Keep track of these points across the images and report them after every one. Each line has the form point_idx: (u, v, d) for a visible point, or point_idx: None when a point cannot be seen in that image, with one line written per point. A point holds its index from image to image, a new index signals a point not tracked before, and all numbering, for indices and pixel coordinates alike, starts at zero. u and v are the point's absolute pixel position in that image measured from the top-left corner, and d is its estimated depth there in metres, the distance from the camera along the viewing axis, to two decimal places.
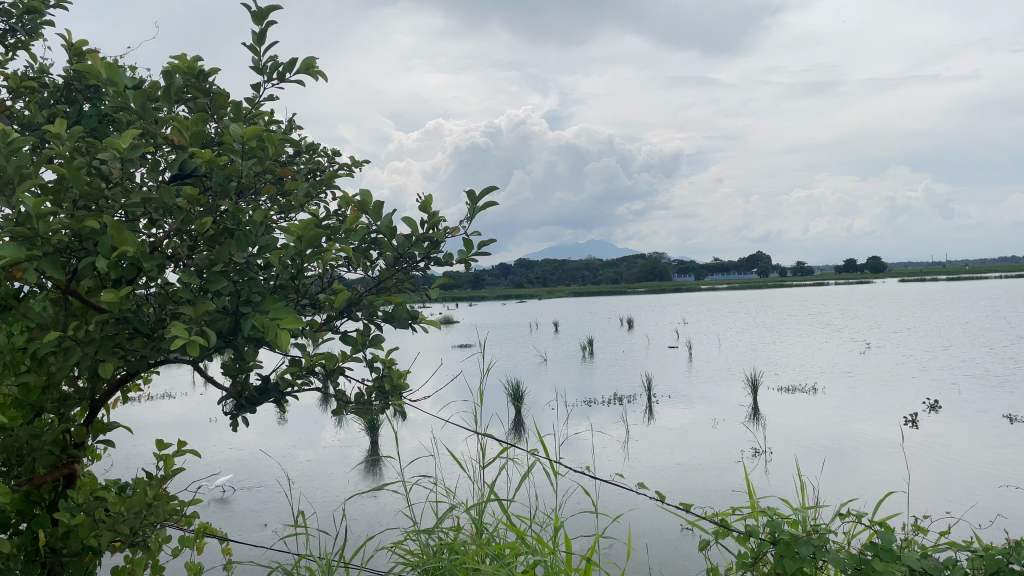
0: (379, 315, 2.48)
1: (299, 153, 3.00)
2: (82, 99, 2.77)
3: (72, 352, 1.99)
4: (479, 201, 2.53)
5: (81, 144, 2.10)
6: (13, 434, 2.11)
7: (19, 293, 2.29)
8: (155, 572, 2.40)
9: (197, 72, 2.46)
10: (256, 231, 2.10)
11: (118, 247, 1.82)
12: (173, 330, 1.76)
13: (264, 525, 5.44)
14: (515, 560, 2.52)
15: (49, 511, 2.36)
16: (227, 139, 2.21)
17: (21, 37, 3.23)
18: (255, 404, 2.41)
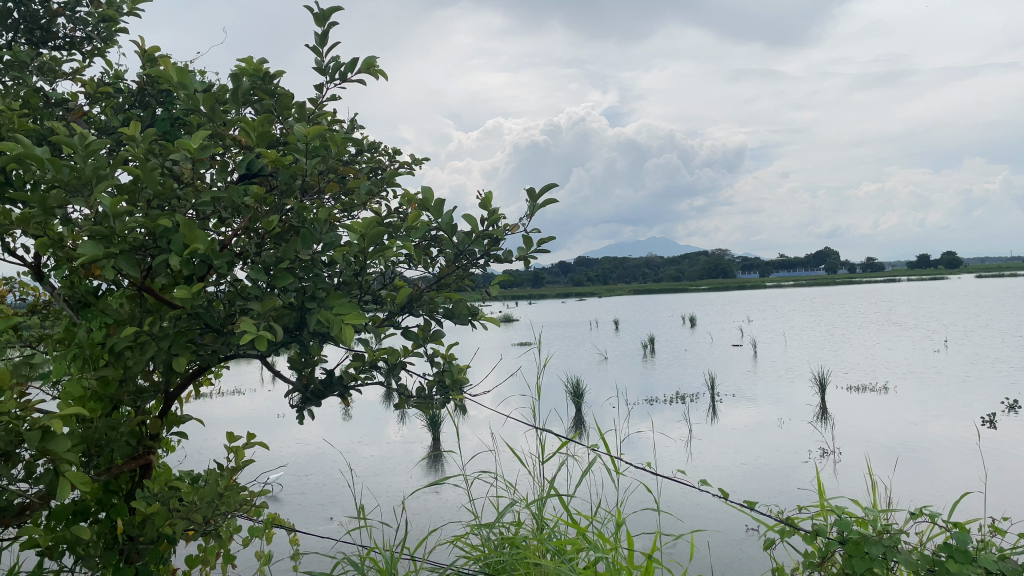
0: (440, 312, 2.50)
1: (360, 152, 3.04)
2: (155, 104, 2.87)
3: (147, 346, 2.07)
4: (539, 198, 2.52)
5: (155, 146, 2.18)
6: (93, 425, 2.21)
7: (98, 291, 2.39)
8: (225, 561, 2.47)
9: (263, 74, 2.52)
10: (321, 228, 2.14)
11: (190, 245, 1.88)
12: (242, 325, 1.81)
13: (330, 518, 5.54)
14: (576, 556, 2.51)
15: (126, 501, 2.45)
16: (292, 139, 2.26)
17: (97, 44, 3.36)
18: (321, 397, 2.46)
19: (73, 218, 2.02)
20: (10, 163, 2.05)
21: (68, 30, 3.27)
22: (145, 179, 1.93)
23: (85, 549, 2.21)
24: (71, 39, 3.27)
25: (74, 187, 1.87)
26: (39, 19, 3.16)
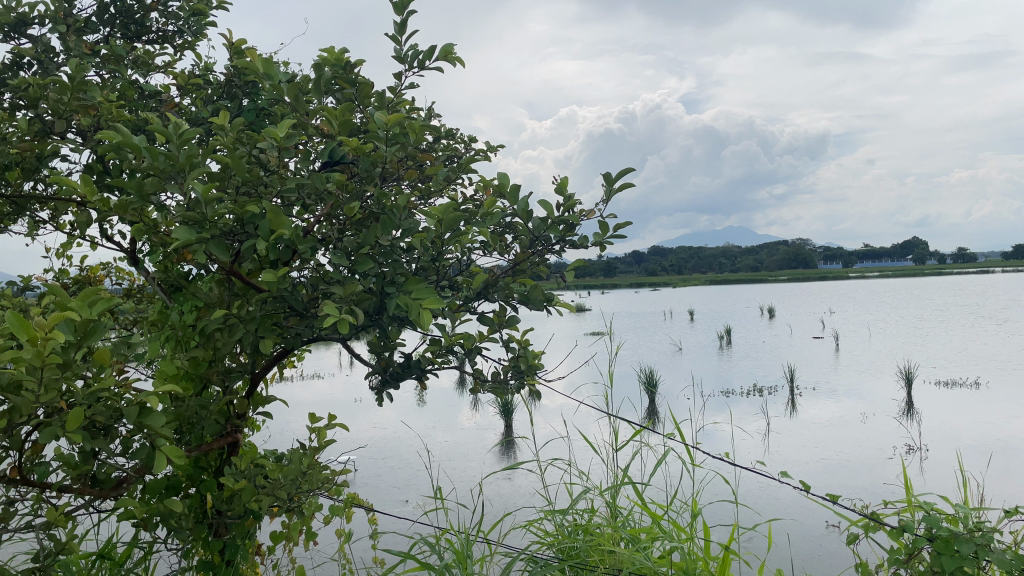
0: (516, 298, 2.52)
1: (438, 139, 3.07)
2: (241, 95, 2.98)
3: (235, 329, 2.16)
4: (616, 183, 2.49)
5: (242, 135, 2.26)
6: (184, 403, 2.32)
7: (188, 276, 2.51)
8: (307, 537, 2.56)
9: (344, 64, 2.56)
10: (399, 215, 2.20)
11: (276, 230, 1.94)
12: (325, 308, 1.87)
13: (405, 501, 5.63)
14: (651, 545, 2.50)
15: (215, 477, 2.56)
16: (373, 127, 2.30)
17: (187, 38, 3.49)
18: (398, 380, 2.51)
19: (167, 205, 2.11)
20: (110, 152, 2.16)
21: (160, 24, 3.40)
22: (234, 167, 2.00)
23: (177, 521, 2.32)
24: (163, 33, 3.40)
25: (169, 174, 1.96)
26: (134, 14, 3.30)
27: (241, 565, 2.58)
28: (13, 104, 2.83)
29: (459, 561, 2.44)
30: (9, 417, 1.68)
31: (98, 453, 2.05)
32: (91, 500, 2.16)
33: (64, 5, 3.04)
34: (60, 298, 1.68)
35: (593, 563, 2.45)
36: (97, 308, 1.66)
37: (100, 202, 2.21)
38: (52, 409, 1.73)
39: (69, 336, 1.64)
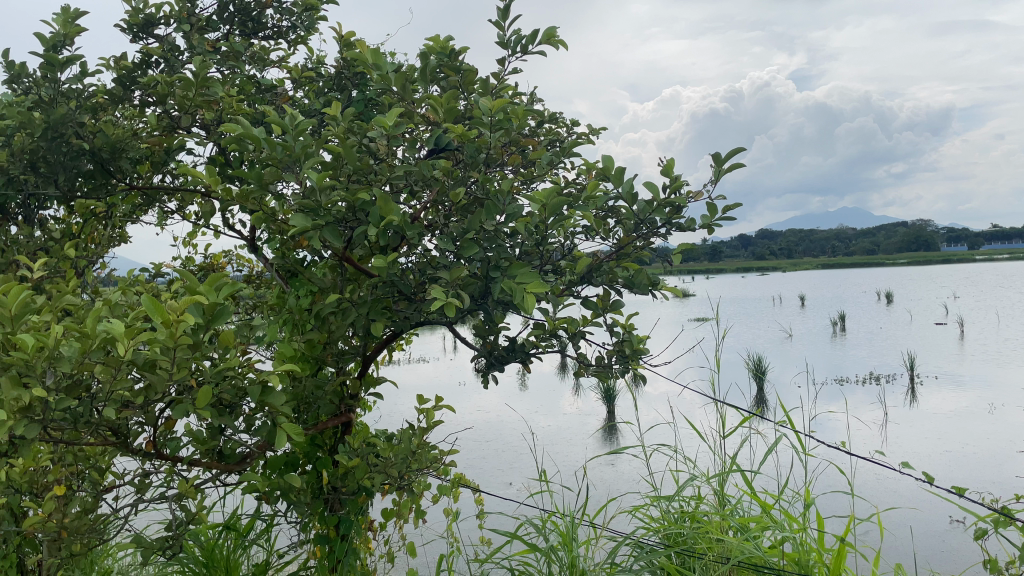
0: (620, 282, 2.50)
1: (540, 123, 3.07)
2: (351, 86, 3.08)
3: (348, 312, 2.25)
4: (725, 163, 2.42)
5: (352, 124, 2.33)
6: (302, 382, 2.43)
7: (303, 263, 2.65)
8: (416, 515, 2.64)
9: (450, 51, 2.59)
10: (504, 199, 2.19)
11: (386, 217, 2.00)
12: (433, 293, 1.92)
13: (510, 483, 5.69)
14: (760, 534, 2.44)
15: (330, 454, 2.68)
16: (478, 114, 2.33)
17: (300, 33, 3.61)
18: (503, 363, 2.54)
19: (284, 194, 2.21)
20: (231, 145, 2.27)
21: (275, 20, 3.54)
22: (345, 156, 2.07)
23: (296, 496, 2.43)
24: (278, 30, 3.54)
25: (286, 163, 2.04)
26: (251, 12, 3.45)
27: (355, 539, 2.69)
28: (143, 101, 3.02)
29: (565, 543, 2.46)
30: (146, 394, 1.80)
31: (224, 429, 2.17)
32: (218, 473, 2.30)
33: (187, 5, 3.21)
34: (190, 283, 1.78)
35: (700, 550, 2.41)
36: (222, 292, 1.76)
37: (223, 192, 2.33)
38: (183, 387, 1.84)
39: (199, 318, 1.74)
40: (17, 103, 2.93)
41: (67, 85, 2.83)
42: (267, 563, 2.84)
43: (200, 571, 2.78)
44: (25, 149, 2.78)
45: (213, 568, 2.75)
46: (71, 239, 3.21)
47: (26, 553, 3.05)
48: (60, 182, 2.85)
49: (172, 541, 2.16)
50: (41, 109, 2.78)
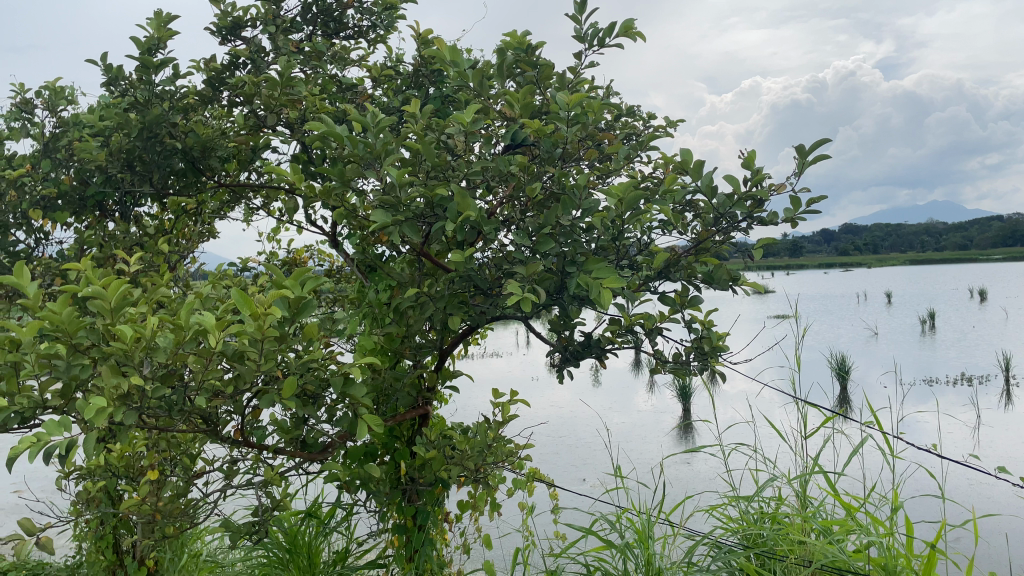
0: (699, 277, 2.46)
1: (617, 117, 3.04)
2: (428, 84, 3.13)
3: (426, 306, 2.28)
4: (809, 155, 2.35)
5: (431, 121, 2.36)
6: (381, 375, 2.49)
7: (382, 258, 2.72)
8: (492, 508, 2.67)
9: (526, 46, 2.59)
10: (580, 194, 2.17)
11: (463, 212, 2.01)
12: (509, 288, 1.92)
13: (583, 479, 5.67)
14: (845, 538, 2.35)
15: (408, 446, 2.73)
16: (555, 108, 2.33)
17: (380, 32, 3.67)
18: (579, 358, 2.53)
19: (364, 190, 2.26)
20: (314, 143, 2.34)
21: (356, 20, 3.61)
22: (424, 153, 2.10)
23: (376, 485, 2.49)
24: (359, 29, 3.61)
25: (367, 160, 2.09)
26: (333, 12, 3.53)
27: (432, 530, 2.73)
28: (230, 101, 3.13)
29: (640, 541, 2.44)
30: (234, 384, 1.87)
31: (307, 420, 2.24)
32: (301, 461, 2.37)
33: (272, 7, 3.30)
34: (276, 277, 1.85)
35: (782, 552, 2.35)
36: (307, 286, 1.82)
37: (307, 189, 2.40)
38: (270, 377, 1.91)
39: (285, 311, 1.80)
40: (115, 105, 3.08)
41: (161, 86, 2.96)
42: (347, 551, 2.91)
43: (283, 556, 2.87)
44: (122, 149, 2.96)
45: (295, 554, 2.83)
46: (164, 235, 3.36)
47: (122, 534, 3.21)
48: (154, 180, 3.02)
49: (258, 527, 2.23)
50: (137, 110, 2.92)
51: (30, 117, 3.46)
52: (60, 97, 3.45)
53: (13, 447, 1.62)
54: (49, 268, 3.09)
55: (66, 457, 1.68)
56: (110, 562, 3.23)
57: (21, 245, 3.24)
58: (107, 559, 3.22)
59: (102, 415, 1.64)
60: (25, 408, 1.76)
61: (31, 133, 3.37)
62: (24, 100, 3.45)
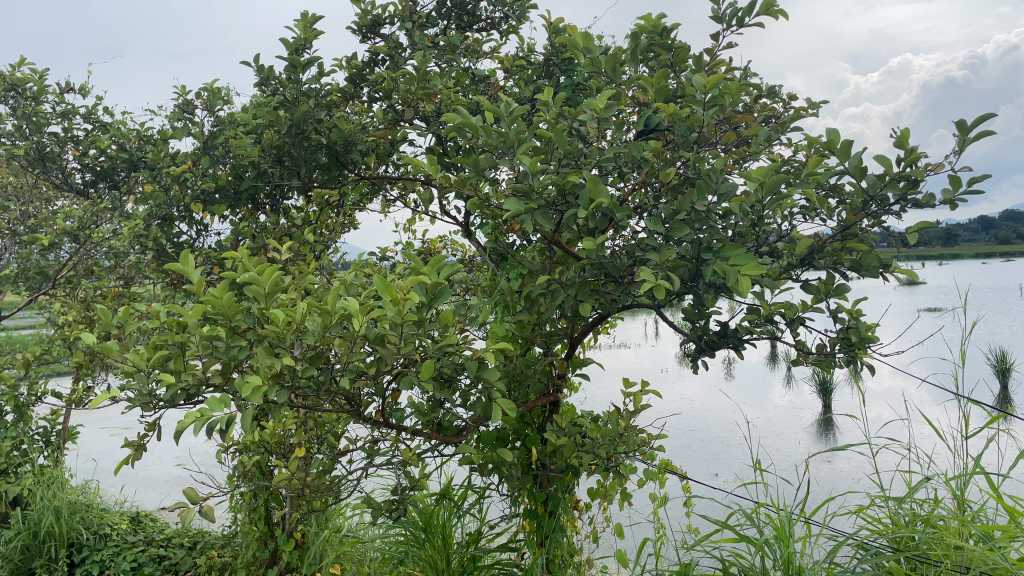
0: (846, 264, 2.34)
1: (756, 99, 2.93)
2: (559, 73, 3.15)
3: (558, 294, 2.30)
4: (972, 131, 2.18)
5: (563, 109, 2.36)
6: (514, 361, 2.53)
7: (513, 247, 2.77)
8: (623, 497, 2.66)
9: (662, 29, 2.52)
10: (717, 178, 2.11)
11: (596, 199, 1.99)
12: (642, 275, 1.90)
13: (716, 475, 5.52)
14: (1009, 545, 2.18)
15: (538, 432, 2.77)
16: (690, 91, 2.27)
17: (512, 22, 3.70)
18: (714, 348, 2.47)
19: (497, 179, 2.30)
20: (450, 134, 2.39)
21: (489, 12, 3.66)
22: (557, 140, 2.08)
23: (508, 470, 2.54)
24: (491, 21, 3.66)
25: (501, 149, 2.12)
26: (466, 6, 3.59)
27: (563, 516, 2.76)
28: (370, 97, 3.24)
29: (780, 538, 2.35)
30: (376, 366, 1.95)
31: (443, 403, 2.32)
32: (437, 443, 2.44)
33: (409, 3, 3.39)
34: (414, 263, 1.91)
35: (935, 557, 2.21)
36: (442, 272, 1.87)
37: (442, 179, 2.46)
38: (408, 360, 1.99)
39: (422, 296, 1.86)
40: (265, 103, 3.26)
41: (307, 84, 3.10)
42: (479, 533, 2.99)
43: (418, 535, 2.95)
44: (273, 145, 3.15)
45: (430, 533, 2.92)
46: (310, 226, 3.54)
47: (273, 508, 3.44)
48: (301, 174, 3.19)
49: (397, 505, 2.33)
50: (286, 108, 3.08)
51: (191, 117, 3.74)
52: (218, 97, 3.71)
53: (180, 420, 1.75)
54: (209, 257, 3.34)
55: (227, 431, 1.81)
56: (262, 533, 3.47)
57: (185, 236, 3.51)
58: (260, 530, 3.46)
59: (258, 393, 1.76)
60: (190, 385, 1.91)
61: (193, 132, 3.63)
62: (186, 101, 3.73)
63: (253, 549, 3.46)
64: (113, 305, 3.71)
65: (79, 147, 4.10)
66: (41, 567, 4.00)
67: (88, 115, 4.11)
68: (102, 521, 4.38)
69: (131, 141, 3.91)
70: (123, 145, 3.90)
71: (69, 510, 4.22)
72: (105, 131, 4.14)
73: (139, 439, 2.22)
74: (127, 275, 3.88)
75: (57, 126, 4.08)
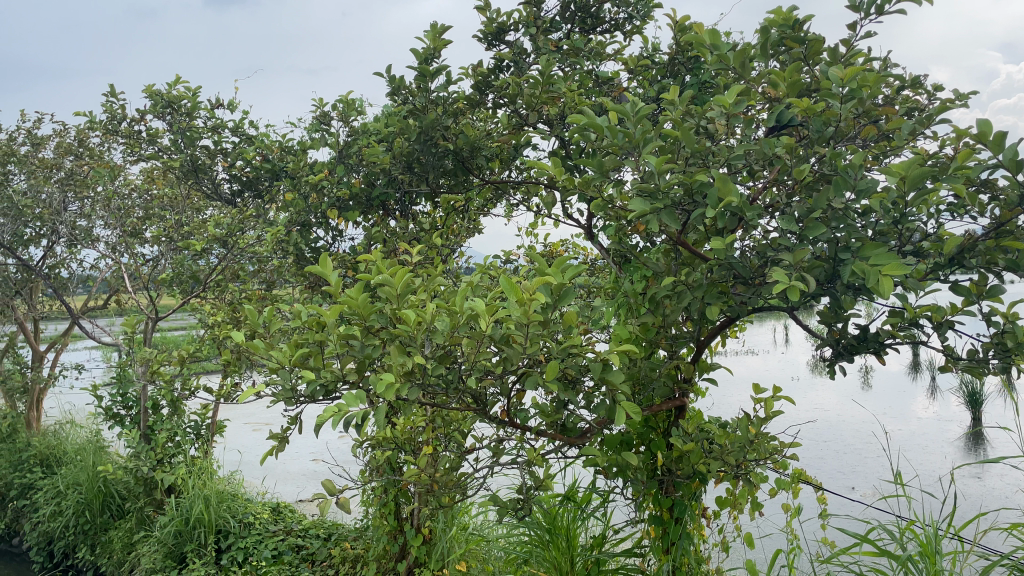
0: (1000, 264, 2.18)
1: (898, 89, 2.77)
2: (685, 71, 3.09)
3: (684, 295, 2.25)
4: None
5: (690, 107, 2.31)
6: (638, 364, 2.50)
7: (636, 248, 2.74)
8: (753, 506, 2.58)
9: (794, 22, 2.43)
10: (855, 175, 2.01)
11: (725, 198, 1.94)
12: (775, 276, 1.83)
13: (853, 488, 5.22)
14: None
15: (664, 437, 2.73)
16: (825, 85, 2.18)
17: (636, 22, 3.67)
18: (853, 354, 2.35)
19: (622, 180, 2.28)
20: (574, 135, 2.39)
21: (613, 14, 3.64)
22: (683, 139, 2.04)
23: (633, 474, 2.51)
24: (616, 22, 3.64)
25: (626, 149, 2.11)
26: (590, 9, 3.59)
27: (689, 524, 2.71)
28: (495, 104, 3.30)
29: (925, 554, 2.23)
30: (503, 365, 1.99)
31: (567, 404, 2.32)
32: (561, 444, 2.44)
33: (534, 9, 3.42)
34: (539, 264, 1.93)
35: None
36: (568, 274, 1.87)
37: (567, 180, 2.46)
38: (534, 360, 2.00)
39: (548, 297, 1.88)
40: (396, 112, 3.37)
41: (436, 92, 3.18)
42: (603, 537, 2.97)
43: (543, 536, 2.98)
44: (404, 153, 3.26)
45: (554, 534, 2.94)
46: (437, 230, 3.64)
47: (402, 503, 3.54)
48: (429, 180, 3.31)
49: (522, 504, 2.35)
50: (416, 117, 3.18)
51: (328, 128, 3.93)
52: (352, 108, 3.87)
53: (320, 414, 1.84)
54: (344, 261, 3.49)
55: (362, 425, 1.88)
56: (392, 527, 3.59)
57: (321, 241, 3.70)
58: (389, 525, 3.57)
59: (391, 389, 1.82)
60: (328, 381, 2.01)
61: (329, 142, 3.81)
62: (323, 113, 3.92)
63: (383, 542, 3.58)
64: (258, 306, 3.94)
65: (227, 158, 4.38)
66: (192, 551, 4.31)
67: (236, 129, 4.39)
68: (246, 510, 4.65)
69: (274, 151, 4.12)
70: (266, 156, 4.12)
71: (217, 499, 4.52)
72: (251, 144, 4.41)
73: (282, 431, 2.35)
74: (269, 278, 4.12)
75: (209, 140, 4.37)
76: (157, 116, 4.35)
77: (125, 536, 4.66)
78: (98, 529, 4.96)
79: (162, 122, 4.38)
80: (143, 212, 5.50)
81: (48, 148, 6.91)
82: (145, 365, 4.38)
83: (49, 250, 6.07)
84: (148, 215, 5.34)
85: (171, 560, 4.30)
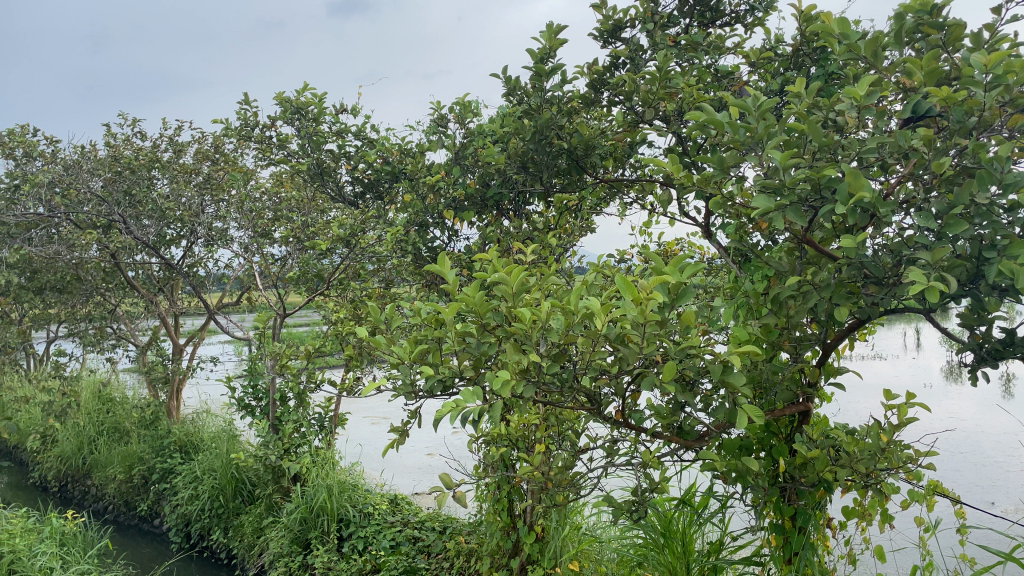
0: None
1: None
2: (810, 62, 2.97)
3: (809, 295, 2.16)
4: None
5: (816, 99, 2.21)
6: (759, 366, 2.42)
7: (757, 247, 2.65)
8: (884, 518, 2.45)
9: (932, 6, 2.28)
10: (1002, 167, 1.86)
11: (855, 193, 1.84)
12: (911, 276, 1.73)
13: (993, 504, 4.86)
14: None
15: (786, 443, 2.63)
16: (967, 72, 2.03)
17: (758, 14, 3.56)
18: (998, 359, 2.18)
19: (743, 176, 2.21)
20: (694, 131, 2.33)
21: (733, 6, 3.55)
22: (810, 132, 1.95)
23: (754, 480, 2.43)
24: (736, 14, 3.55)
25: (749, 145, 2.04)
26: (709, 2, 3.51)
27: (814, 534, 2.59)
28: (611, 102, 3.27)
29: None
30: (618, 366, 1.96)
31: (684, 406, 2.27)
32: (678, 447, 2.38)
33: (651, 4, 3.37)
34: (656, 264, 1.89)
35: None
36: (688, 272, 1.83)
37: (685, 177, 2.41)
38: (651, 361, 1.97)
39: (665, 296, 1.84)
40: (512, 112, 3.40)
41: (551, 92, 3.18)
42: (721, 543, 2.90)
43: (658, 540, 2.94)
44: (519, 153, 3.29)
45: (669, 539, 2.90)
46: (551, 229, 3.64)
47: (516, 500, 3.57)
48: (544, 179, 3.32)
49: (637, 506, 2.32)
50: (530, 117, 3.19)
51: (445, 130, 4.01)
52: (468, 110, 3.94)
53: (438, 409, 1.86)
54: (460, 260, 3.56)
55: (478, 421, 1.89)
56: (505, 523, 3.63)
57: (438, 241, 3.78)
58: (503, 520, 3.61)
59: (507, 386, 1.82)
60: (446, 376, 2.04)
61: (446, 144, 3.89)
62: (441, 116, 4.00)
63: (496, 538, 3.62)
64: (378, 303, 4.07)
65: (350, 162, 4.55)
66: (316, 538, 4.51)
67: (358, 133, 4.55)
68: (365, 500, 4.80)
69: (394, 154, 4.24)
70: (387, 158, 4.25)
71: (339, 488, 4.69)
72: (372, 147, 4.56)
73: (402, 425, 2.40)
74: (388, 276, 4.24)
75: (333, 144, 4.55)
76: (287, 122, 4.55)
77: (255, 521, 4.97)
78: (231, 513, 5.27)
79: (290, 128, 4.59)
80: (272, 213, 5.79)
81: (188, 154, 7.37)
82: (274, 358, 4.61)
83: (189, 250, 6.50)
84: (277, 216, 5.62)
85: (297, 545, 4.52)
